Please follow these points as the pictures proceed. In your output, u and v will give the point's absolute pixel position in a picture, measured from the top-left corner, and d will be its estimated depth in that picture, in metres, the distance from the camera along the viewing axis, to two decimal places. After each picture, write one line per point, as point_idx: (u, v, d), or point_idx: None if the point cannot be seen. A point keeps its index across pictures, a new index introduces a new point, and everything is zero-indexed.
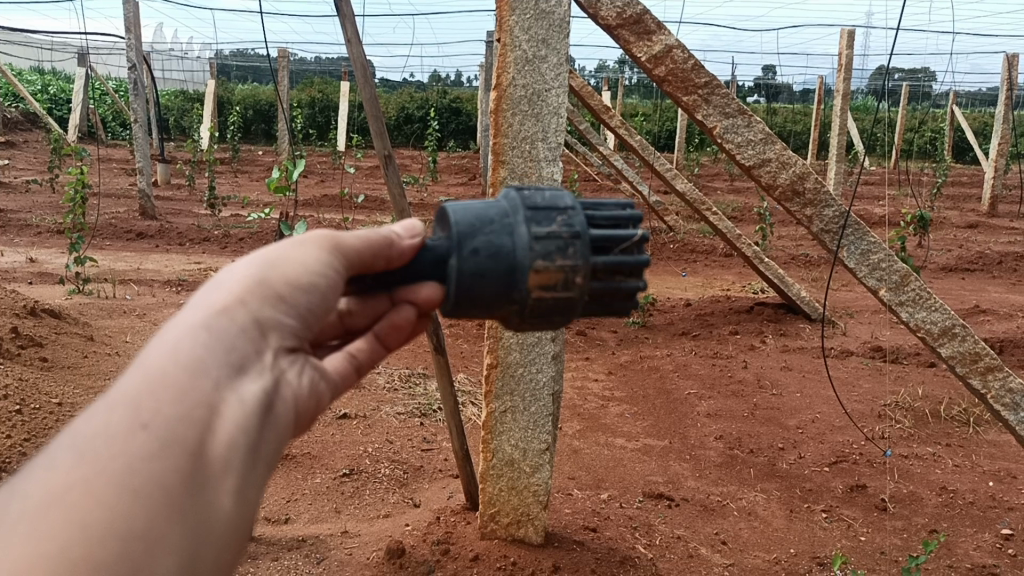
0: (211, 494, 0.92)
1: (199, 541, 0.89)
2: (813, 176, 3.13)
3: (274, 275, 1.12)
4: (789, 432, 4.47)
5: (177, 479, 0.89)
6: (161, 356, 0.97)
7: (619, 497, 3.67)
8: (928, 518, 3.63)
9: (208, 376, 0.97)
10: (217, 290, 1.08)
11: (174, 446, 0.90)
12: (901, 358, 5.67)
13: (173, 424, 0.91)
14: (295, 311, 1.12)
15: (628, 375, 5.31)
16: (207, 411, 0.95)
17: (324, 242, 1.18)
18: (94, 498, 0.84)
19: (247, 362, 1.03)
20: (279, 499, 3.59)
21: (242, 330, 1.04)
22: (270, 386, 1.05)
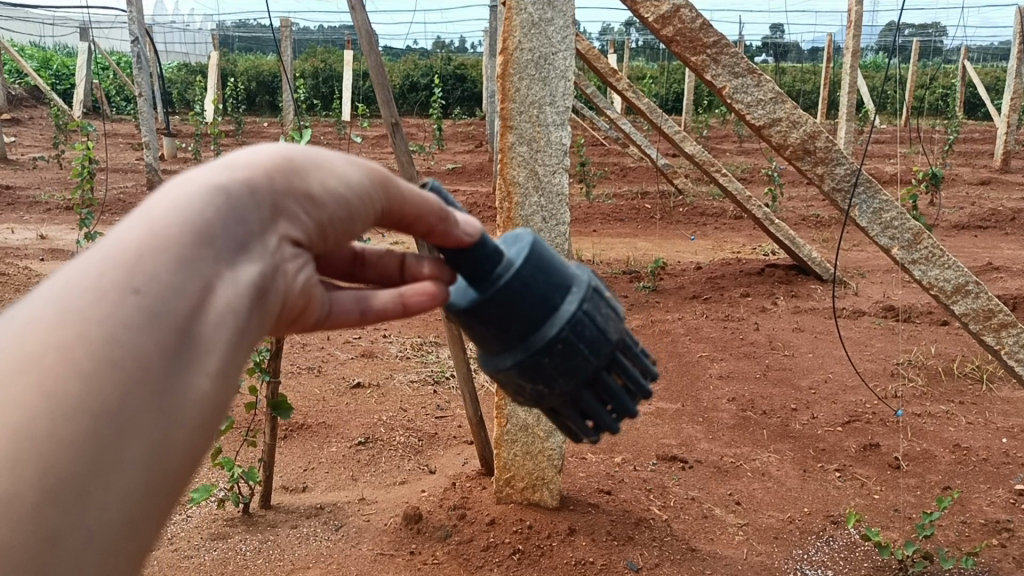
0: (188, 381, 0.76)
1: (169, 434, 0.74)
2: (825, 134, 3.10)
3: (314, 166, 0.94)
4: (801, 393, 4.48)
5: (158, 360, 0.74)
6: (170, 210, 0.81)
7: (633, 460, 3.69)
8: (942, 475, 3.64)
9: (209, 247, 0.81)
10: (245, 157, 0.91)
11: (160, 321, 0.75)
12: (913, 317, 5.64)
13: (168, 294, 0.76)
14: (319, 209, 0.94)
15: (639, 339, 5.31)
16: (202, 290, 0.79)
17: (374, 168, 1.02)
18: (72, 364, 0.70)
19: (256, 244, 0.87)
20: (296, 468, 3.63)
21: (260, 206, 0.87)
22: (270, 275, 0.88)
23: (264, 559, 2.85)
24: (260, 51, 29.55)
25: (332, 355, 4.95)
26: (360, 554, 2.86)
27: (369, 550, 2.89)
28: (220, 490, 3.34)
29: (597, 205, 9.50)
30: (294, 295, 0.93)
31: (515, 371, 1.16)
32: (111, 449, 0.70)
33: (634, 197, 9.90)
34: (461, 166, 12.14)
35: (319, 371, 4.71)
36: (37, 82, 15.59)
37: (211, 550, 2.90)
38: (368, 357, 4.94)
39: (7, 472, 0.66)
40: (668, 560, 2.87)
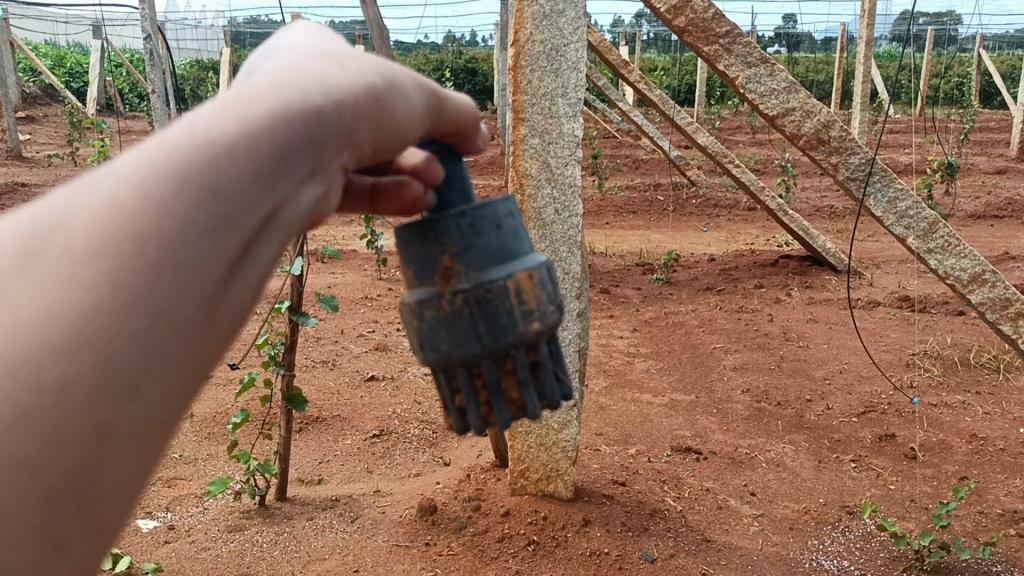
0: (232, 304, 0.68)
1: (204, 354, 0.66)
2: (839, 124, 3.08)
3: (397, 97, 0.85)
4: (816, 383, 4.47)
5: (217, 276, 0.65)
6: (263, 109, 0.70)
7: (647, 451, 3.69)
8: (958, 465, 3.62)
9: (288, 166, 0.71)
10: (343, 65, 0.80)
11: (227, 235, 0.66)
12: (929, 307, 5.61)
13: (239, 205, 0.67)
14: (386, 141, 0.85)
15: (653, 332, 5.30)
16: (268, 206, 0.70)
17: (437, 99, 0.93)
18: (143, 257, 0.60)
19: (327, 167, 0.77)
20: (311, 460, 3.65)
21: (344, 128, 0.77)
22: (325, 204, 0.79)
23: (280, 551, 2.86)
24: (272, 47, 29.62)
25: (345, 348, 4.96)
26: (376, 546, 2.87)
27: (384, 542, 2.90)
28: (237, 483, 3.36)
29: (609, 198, 9.48)
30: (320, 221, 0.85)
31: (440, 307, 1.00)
32: (160, 358, 0.62)
33: (646, 189, 9.87)
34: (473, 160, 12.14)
35: (334, 364, 4.73)
36: (52, 80, 15.70)
37: (229, 542, 2.92)
38: (382, 350, 4.95)
39: (62, 354, 0.56)
40: (683, 551, 2.87)
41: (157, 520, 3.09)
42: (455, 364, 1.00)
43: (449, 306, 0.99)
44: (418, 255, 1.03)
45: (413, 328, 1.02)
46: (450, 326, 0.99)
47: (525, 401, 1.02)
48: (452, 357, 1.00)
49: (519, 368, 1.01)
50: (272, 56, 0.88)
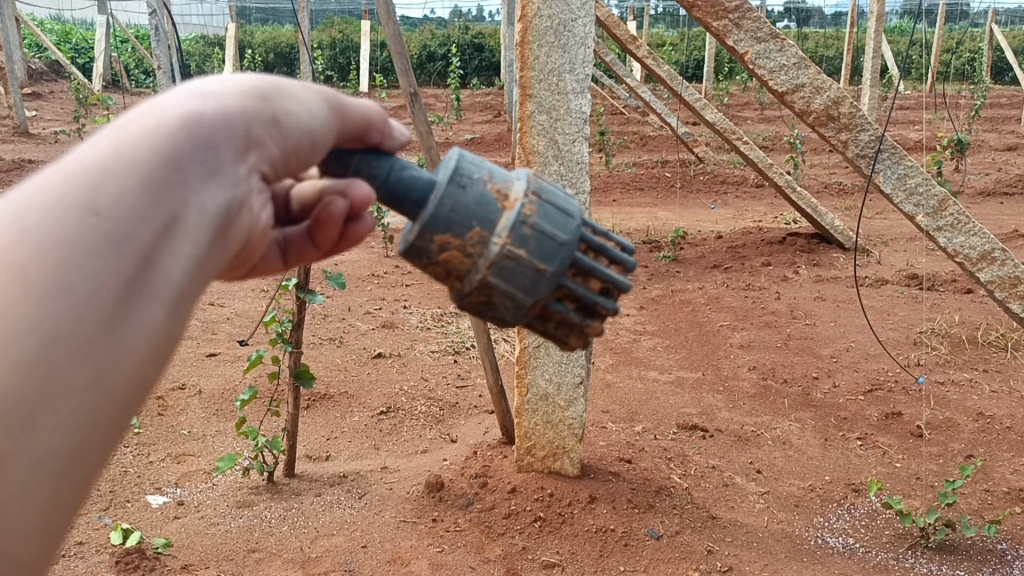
0: (149, 307, 0.80)
1: (125, 352, 0.78)
2: (849, 100, 3.05)
3: (276, 99, 1.00)
4: (823, 361, 4.47)
5: (120, 283, 0.78)
6: (138, 135, 0.83)
7: (653, 429, 3.70)
8: (965, 443, 3.62)
9: (178, 173, 0.84)
10: (216, 87, 0.93)
11: (126, 245, 0.78)
12: (937, 285, 5.59)
13: (130, 219, 0.79)
14: (279, 138, 1.00)
15: (660, 310, 5.30)
16: (169, 215, 0.82)
17: (324, 96, 1.10)
18: (38, 280, 0.73)
19: (224, 175, 0.90)
20: (319, 437, 3.67)
21: (228, 131, 0.91)
22: (239, 204, 0.93)
23: (289, 527, 2.89)
24: (277, 21, 29.40)
25: (352, 326, 4.97)
26: (383, 522, 2.89)
27: (392, 518, 2.92)
28: (245, 459, 3.38)
29: (617, 174, 9.44)
30: (257, 227, 0.99)
31: (538, 205, 1.15)
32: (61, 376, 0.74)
33: (654, 166, 9.81)
34: (479, 136, 12.08)
35: (341, 342, 4.74)
36: (58, 56, 15.63)
37: (237, 518, 2.94)
38: (390, 328, 4.96)
39: None
40: (689, 528, 2.88)
41: (167, 496, 3.12)
42: (569, 251, 1.15)
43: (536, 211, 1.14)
44: (468, 206, 1.13)
45: (526, 255, 1.11)
46: (543, 232, 1.13)
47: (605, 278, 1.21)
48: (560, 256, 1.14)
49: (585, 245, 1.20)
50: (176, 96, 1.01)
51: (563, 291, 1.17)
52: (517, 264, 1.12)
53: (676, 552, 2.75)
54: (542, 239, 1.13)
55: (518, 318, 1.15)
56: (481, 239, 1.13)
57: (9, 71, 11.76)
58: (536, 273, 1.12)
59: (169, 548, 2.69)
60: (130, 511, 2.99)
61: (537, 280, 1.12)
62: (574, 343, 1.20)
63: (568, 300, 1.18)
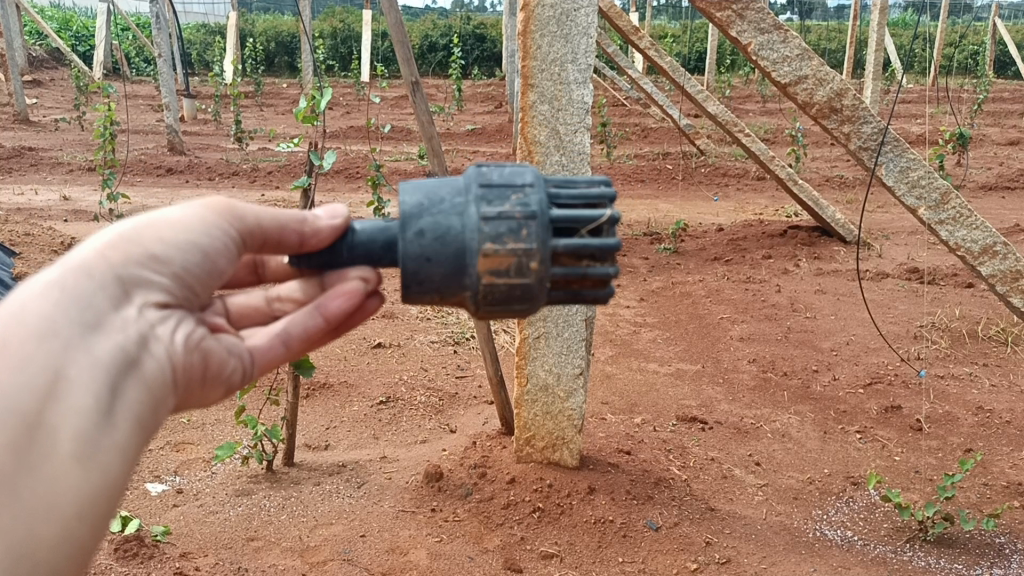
0: (48, 464, 0.88)
1: (32, 511, 0.87)
2: (851, 92, 3.03)
3: (150, 234, 1.09)
4: (823, 354, 4.46)
5: (9, 457, 0.87)
6: (6, 320, 0.93)
7: (652, 421, 3.70)
8: (964, 437, 3.62)
9: (53, 338, 0.93)
10: (86, 247, 1.04)
11: (10, 420, 0.88)
12: (938, 279, 5.58)
13: (8, 398, 0.89)
14: (164, 270, 1.09)
15: (660, 302, 5.29)
16: (49, 377, 0.91)
17: (213, 207, 1.18)
18: None
19: (109, 321, 0.99)
20: (318, 426, 3.67)
21: (102, 285, 1.01)
22: (138, 341, 1.02)
23: (288, 516, 2.89)
24: (277, 10, 29.28)
25: None
26: (382, 512, 2.90)
27: (391, 507, 2.92)
28: (244, 447, 3.38)
29: (618, 166, 9.41)
30: (177, 353, 1.07)
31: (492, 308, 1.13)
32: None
33: (655, 158, 9.79)
34: (480, 127, 12.06)
35: None
36: (59, 44, 15.57)
37: (236, 506, 2.94)
38: (389, 318, 4.95)
39: None
40: (688, 519, 2.89)
41: (166, 484, 3.12)
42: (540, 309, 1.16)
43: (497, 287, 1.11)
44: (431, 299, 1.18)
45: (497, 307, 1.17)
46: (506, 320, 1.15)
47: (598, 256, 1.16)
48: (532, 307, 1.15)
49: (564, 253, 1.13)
50: None
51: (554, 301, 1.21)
52: None
53: (675, 543, 2.75)
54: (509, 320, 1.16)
55: None
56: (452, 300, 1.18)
57: (9, 58, 11.72)
58: None
59: (168, 536, 2.69)
60: (129, 498, 2.99)
61: None
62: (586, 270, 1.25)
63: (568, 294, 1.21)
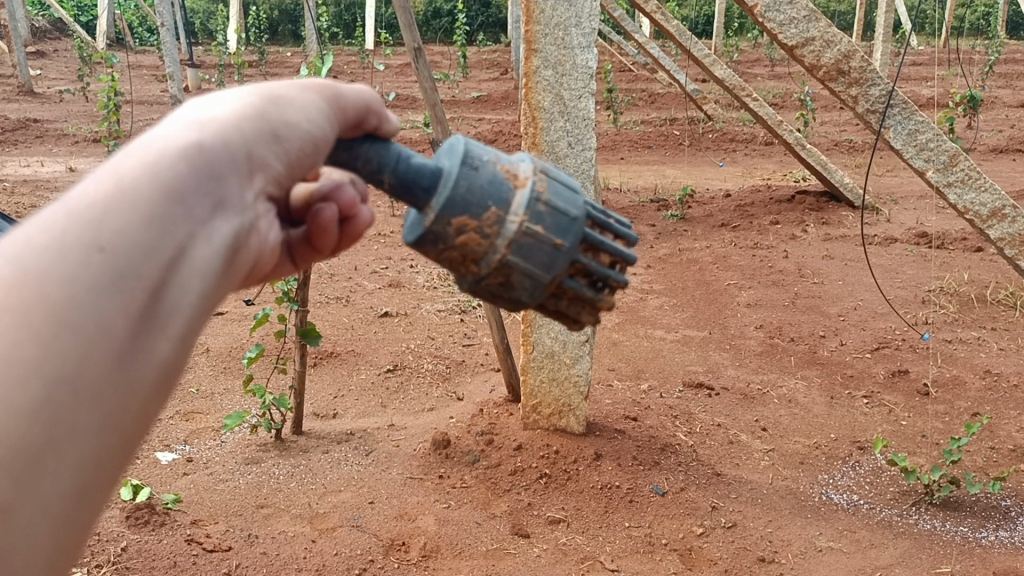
0: (154, 343, 0.78)
1: (131, 394, 0.76)
2: (859, 54, 3.05)
3: (276, 112, 0.97)
4: (830, 320, 4.45)
5: (123, 325, 0.75)
6: (140, 165, 0.81)
7: (659, 386, 3.71)
8: (971, 401, 3.62)
9: (185, 205, 0.82)
10: (218, 110, 0.92)
11: (133, 283, 0.76)
12: (947, 243, 5.55)
13: (134, 255, 0.76)
14: (283, 153, 0.97)
15: (667, 268, 5.27)
16: (174, 250, 0.80)
17: (325, 87, 1.06)
18: (35, 327, 0.69)
19: (230, 200, 0.89)
20: (326, 395, 3.70)
21: (232, 158, 0.90)
22: (243, 231, 0.91)
23: (297, 483, 2.92)
24: None
25: (359, 285, 4.97)
26: (390, 478, 2.92)
27: (398, 474, 2.94)
28: (253, 416, 3.40)
29: (624, 132, 9.33)
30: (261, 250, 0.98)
31: (548, 188, 1.17)
32: (67, 416, 0.71)
33: (663, 124, 9.70)
34: (486, 94, 11.95)
35: (348, 301, 4.74)
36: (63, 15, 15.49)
37: (245, 474, 2.97)
38: (396, 287, 4.95)
39: None
40: (694, 484, 2.91)
41: (176, 452, 3.15)
42: (583, 224, 1.18)
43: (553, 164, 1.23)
44: (482, 188, 1.15)
45: (542, 232, 1.14)
46: (556, 209, 1.16)
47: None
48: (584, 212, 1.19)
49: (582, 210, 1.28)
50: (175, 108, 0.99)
51: (575, 268, 1.19)
52: (533, 241, 1.14)
53: (681, 508, 2.78)
54: (556, 214, 1.16)
55: (535, 297, 1.17)
56: (498, 220, 1.14)
57: (13, 30, 11.66)
58: (556, 248, 1.15)
59: (179, 504, 2.71)
60: (139, 467, 3.02)
61: (556, 255, 1.15)
62: (586, 318, 1.23)
63: (579, 275, 1.20)
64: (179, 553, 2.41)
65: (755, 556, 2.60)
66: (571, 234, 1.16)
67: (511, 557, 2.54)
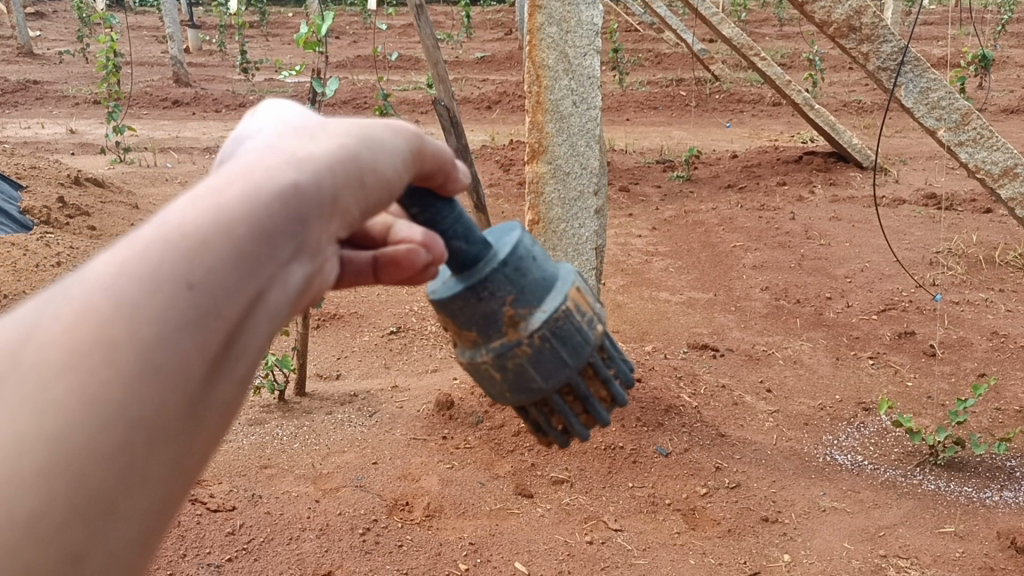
0: (223, 394, 0.71)
1: (193, 445, 0.69)
2: (870, 9, 2.97)
3: (373, 154, 0.88)
4: (836, 281, 4.42)
5: (199, 373, 0.68)
6: (236, 195, 0.73)
7: (663, 348, 3.69)
8: (977, 362, 3.60)
9: (271, 246, 0.74)
10: (315, 141, 0.83)
11: (212, 327, 0.69)
12: (955, 205, 5.49)
13: (220, 298, 0.69)
14: (364, 199, 0.87)
15: (672, 230, 5.23)
16: (254, 294, 0.73)
17: (415, 136, 0.97)
18: (117, 369, 0.62)
19: (315, 242, 0.81)
20: (330, 356, 3.69)
21: (322, 198, 0.81)
22: (316, 274, 0.83)
23: (301, 444, 2.92)
24: None
25: None
26: (393, 439, 2.92)
27: (402, 436, 2.94)
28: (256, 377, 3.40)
29: (629, 94, 9.23)
30: (323, 290, 0.90)
31: (572, 306, 1.19)
32: (137, 472, 0.64)
33: (669, 85, 9.58)
34: (490, 55, 11.80)
35: None
36: None
37: (248, 436, 2.97)
38: None
39: (35, 478, 0.58)
40: (697, 445, 2.90)
41: None
42: (592, 351, 1.21)
43: (581, 305, 1.20)
44: (475, 316, 1.18)
45: (552, 345, 1.17)
46: (571, 329, 1.18)
47: (613, 372, 1.27)
48: (597, 340, 1.21)
49: (601, 347, 1.25)
50: (269, 128, 0.90)
51: (570, 387, 1.21)
52: (539, 351, 1.16)
53: (684, 469, 2.77)
54: (569, 336, 1.18)
55: (522, 394, 1.20)
56: (511, 315, 1.17)
57: None
58: (558, 363, 1.18)
59: None
60: None
61: (556, 368, 1.18)
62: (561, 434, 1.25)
63: (570, 395, 1.22)
64: (182, 513, 2.39)
65: (759, 516, 2.60)
66: (547, 384, 1.18)
67: (514, 518, 2.54)
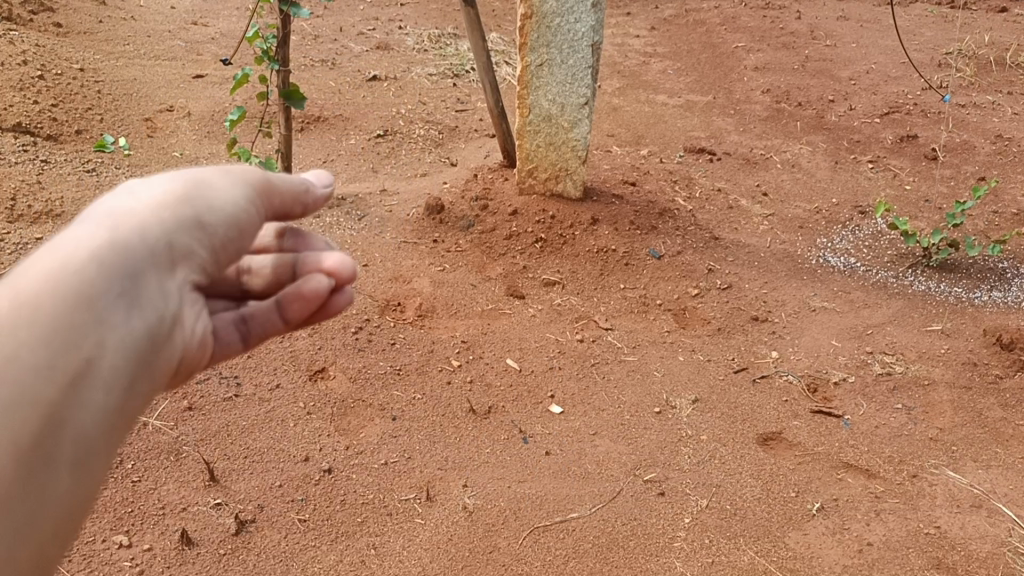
0: (64, 454, 0.82)
1: (42, 501, 0.81)
2: None
3: (199, 203, 0.99)
4: (840, 84, 4.25)
5: (26, 444, 0.80)
6: (42, 278, 0.85)
7: (659, 152, 3.58)
8: (979, 166, 3.53)
9: (89, 320, 0.85)
10: (137, 209, 0.95)
11: (31, 405, 0.80)
12: (969, 4, 5.22)
13: (34, 377, 0.81)
14: (201, 245, 0.99)
15: (671, 31, 4.98)
16: (81, 364, 0.84)
17: (257, 178, 1.07)
18: None
19: (147, 299, 0.92)
20: (316, 161, 3.57)
21: (145, 259, 0.92)
22: (166, 324, 0.94)
23: None
24: None
25: (345, 47, 4.69)
26: (383, 243, 2.87)
27: (392, 239, 2.89)
28: None
29: None
30: (195, 342, 1.01)
31: None
32: None
33: None
34: None
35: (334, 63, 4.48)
36: None
37: None
38: (384, 50, 4.69)
39: None
40: (691, 248, 2.88)
41: None
42: None
43: None
44: None
45: None
46: None
47: None
48: None
49: None
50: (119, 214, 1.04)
51: None
52: None
53: (676, 271, 2.76)
54: None
55: None
56: None
57: None
58: None
59: None
60: None
61: None
62: None
63: None
64: None
65: (750, 316, 2.62)
66: None
67: (506, 318, 2.54)
